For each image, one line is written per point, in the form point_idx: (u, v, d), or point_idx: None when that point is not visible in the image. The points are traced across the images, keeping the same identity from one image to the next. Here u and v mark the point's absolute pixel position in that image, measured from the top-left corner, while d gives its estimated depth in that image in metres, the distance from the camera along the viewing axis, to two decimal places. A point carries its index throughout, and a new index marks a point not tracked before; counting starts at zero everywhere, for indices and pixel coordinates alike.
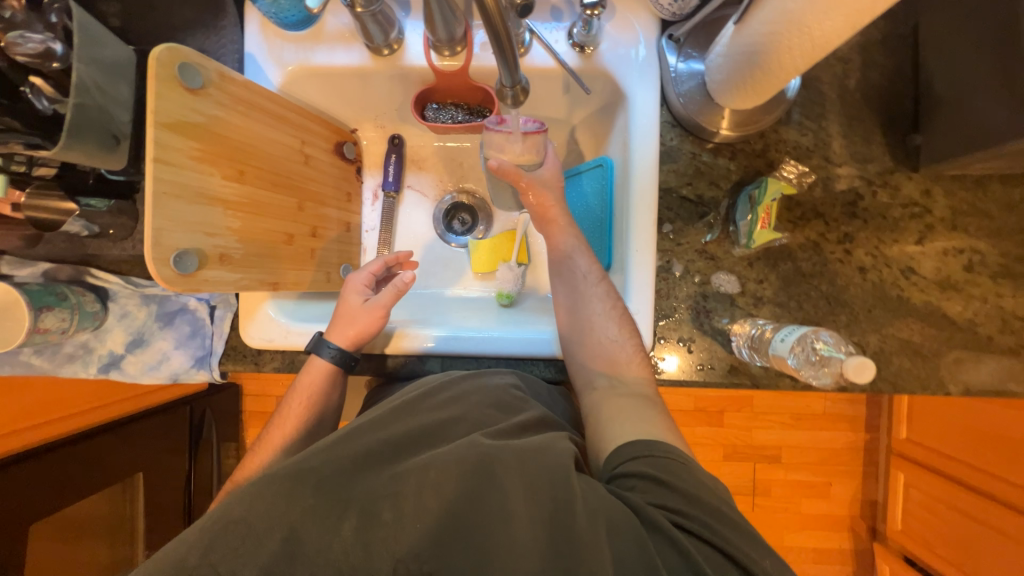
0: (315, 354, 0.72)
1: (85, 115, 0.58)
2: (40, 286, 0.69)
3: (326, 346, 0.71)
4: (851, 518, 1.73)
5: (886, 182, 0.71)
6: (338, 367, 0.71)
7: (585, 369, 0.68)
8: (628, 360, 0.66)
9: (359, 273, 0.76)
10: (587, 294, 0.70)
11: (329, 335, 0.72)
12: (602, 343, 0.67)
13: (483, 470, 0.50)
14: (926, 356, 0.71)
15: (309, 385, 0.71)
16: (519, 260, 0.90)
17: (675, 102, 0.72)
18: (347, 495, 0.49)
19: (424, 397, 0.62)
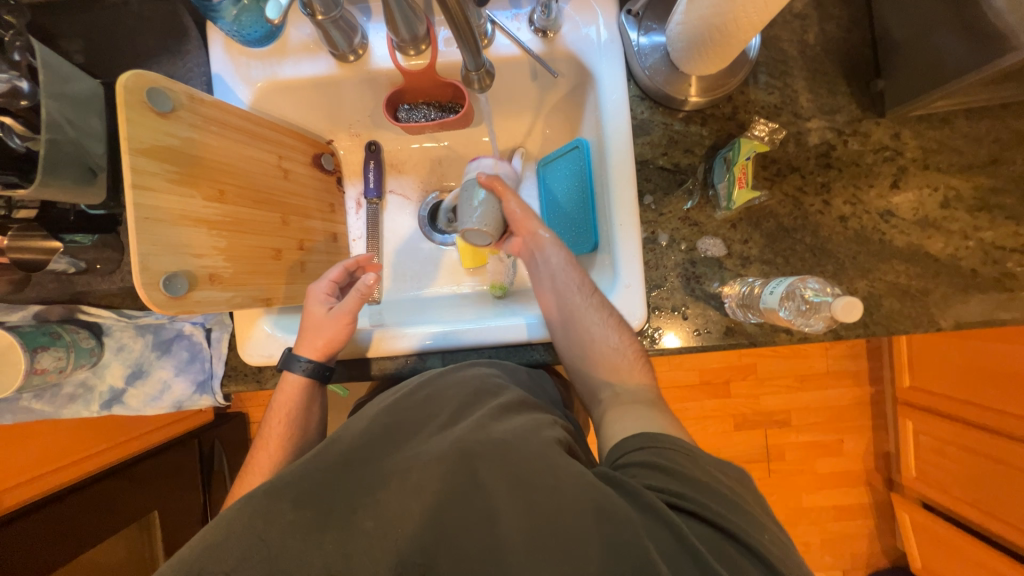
0: (286, 370, 0.72)
1: (60, 151, 0.59)
2: (32, 327, 0.69)
3: (297, 360, 0.71)
4: (867, 472, 1.76)
5: (856, 130, 0.73)
6: (313, 379, 0.72)
7: (592, 380, 0.71)
8: (628, 367, 0.69)
9: (319, 281, 0.75)
10: (583, 310, 0.70)
11: (298, 348, 0.72)
12: (603, 355, 0.69)
13: (463, 468, 0.51)
14: (914, 296, 0.73)
15: (286, 405, 0.72)
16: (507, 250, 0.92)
17: (642, 75, 0.73)
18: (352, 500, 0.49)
19: (403, 398, 0.64)
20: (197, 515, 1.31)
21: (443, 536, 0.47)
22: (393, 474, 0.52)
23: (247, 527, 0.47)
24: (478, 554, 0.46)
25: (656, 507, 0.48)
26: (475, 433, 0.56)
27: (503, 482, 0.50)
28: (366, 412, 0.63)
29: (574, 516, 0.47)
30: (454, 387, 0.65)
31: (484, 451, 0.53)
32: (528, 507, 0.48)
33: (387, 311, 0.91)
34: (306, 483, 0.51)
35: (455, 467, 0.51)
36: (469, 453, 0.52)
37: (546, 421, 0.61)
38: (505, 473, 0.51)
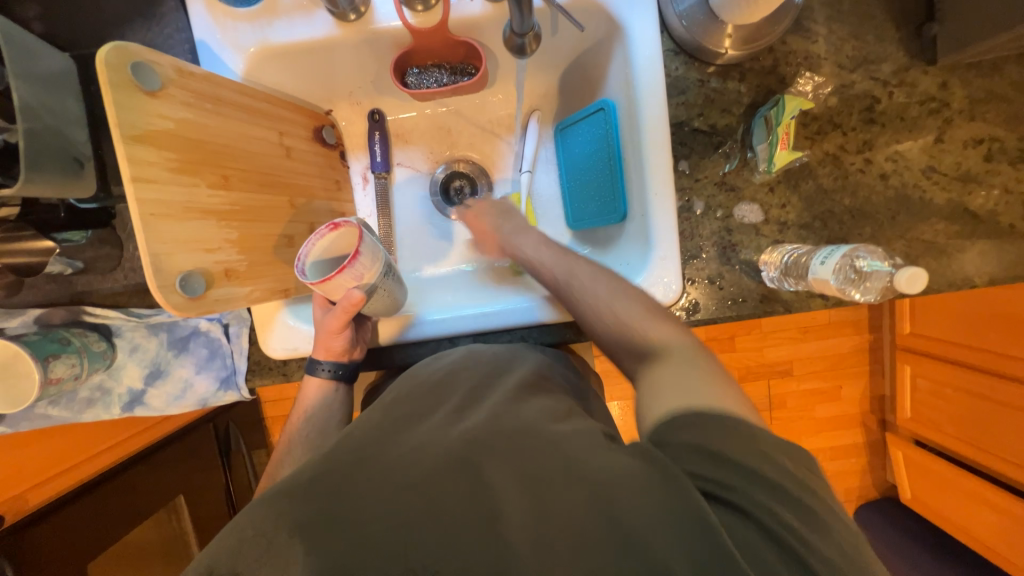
0: (310, 375, 0.71)
1: (41, 141, 0.52)
2: (38, 335, 0.65)
3: (316, 364, 0.70)
4: (863, 415, 1.84)
5: (902, 80, 0.68)
6: (338, 380, 0.70)
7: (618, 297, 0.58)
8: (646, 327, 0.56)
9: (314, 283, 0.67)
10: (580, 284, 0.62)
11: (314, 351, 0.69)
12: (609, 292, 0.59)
13: (469, 461, 0.47)
14: (951, 254, 0.71)
15: (310, 401, 0.70)
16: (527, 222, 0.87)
17: (676, 25, 0.67)
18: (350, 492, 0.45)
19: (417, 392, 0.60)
20: (219, 497, 1.32)
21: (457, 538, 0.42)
22: (405, 471, 0.47)
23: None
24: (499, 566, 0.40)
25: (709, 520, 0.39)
26: (485, 415, 0.53)
27: (516, 480, 0.45)
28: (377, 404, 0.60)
29: (603, 530, 0.41)
30: (471, 373, 0.62)
31: (490, 442, 0.49)
32: (541, 510, 0.43)
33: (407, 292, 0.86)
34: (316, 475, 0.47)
35: (460, 462, 0.47)
36: (475, 444, 0.49)
37: (559, 400, 0.58)
38: (517, 467, 0.46)
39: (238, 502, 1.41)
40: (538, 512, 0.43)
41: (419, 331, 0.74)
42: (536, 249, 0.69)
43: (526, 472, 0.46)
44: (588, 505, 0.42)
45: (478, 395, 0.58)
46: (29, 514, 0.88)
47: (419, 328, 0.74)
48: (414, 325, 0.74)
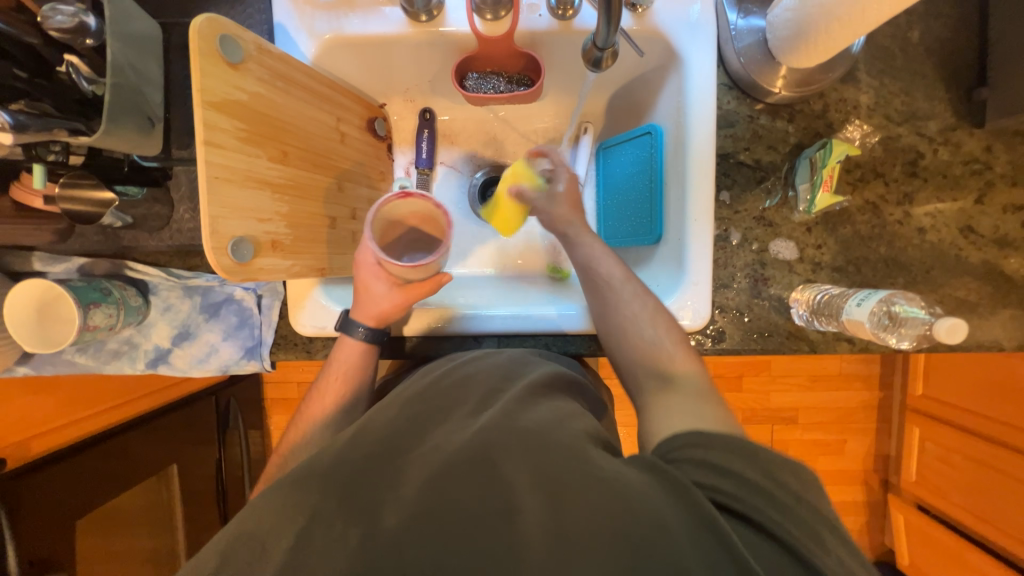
0: (343, 334, 0.69)
1: (123, 97, 0.55)
2: (82, 282, 0.66)
3: (353, 323, 0.68)
4: (865, 473, 1.80)
5: (947, 139, 0.70)
6: (372, 343, 0.69)
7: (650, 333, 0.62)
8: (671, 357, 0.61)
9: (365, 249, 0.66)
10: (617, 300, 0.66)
11: (353, 313, 0.68)
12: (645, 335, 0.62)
13: (483, 459, 0.46)
14: (982, 315, 0.71)
15: (345, 363, 0.68)
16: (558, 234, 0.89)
17: (733, 61, 0.69)
18: (372, 480, 0.46)
19: (435, 385, 0.59)
20: (212, 472, 1.32)
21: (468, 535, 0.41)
22: (421, 467, 0.47)
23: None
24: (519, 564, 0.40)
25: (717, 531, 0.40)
26: (497, 413, 0.51)
27: (528, 481, 0.44)
28: (395, 396, 0.59)
29: (609, 528, 0.40)
30: (486, 374, 0.60)
31: (503, 442, 0.48)
32: (555, 512, 0.42)
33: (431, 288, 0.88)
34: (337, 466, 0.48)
35: (475, 459, 0.46)
36: (487, 443, 0.47)
37: (577, 410, 0.56)
38: (530, 470, 0.45)
39: (230, 479, 1.41)
40: (554, 516, 0.42)
41: (444, 326, 0.75)
42: (594, 252, 0.70)
43: (541, 475, 0.44)
44: (603, 512, 0.41)
45: (493, 398, 0.56)
46: (29, 462, 0.90)
47: (445, 322, 0.75)
48: (446, 322, 0.75)
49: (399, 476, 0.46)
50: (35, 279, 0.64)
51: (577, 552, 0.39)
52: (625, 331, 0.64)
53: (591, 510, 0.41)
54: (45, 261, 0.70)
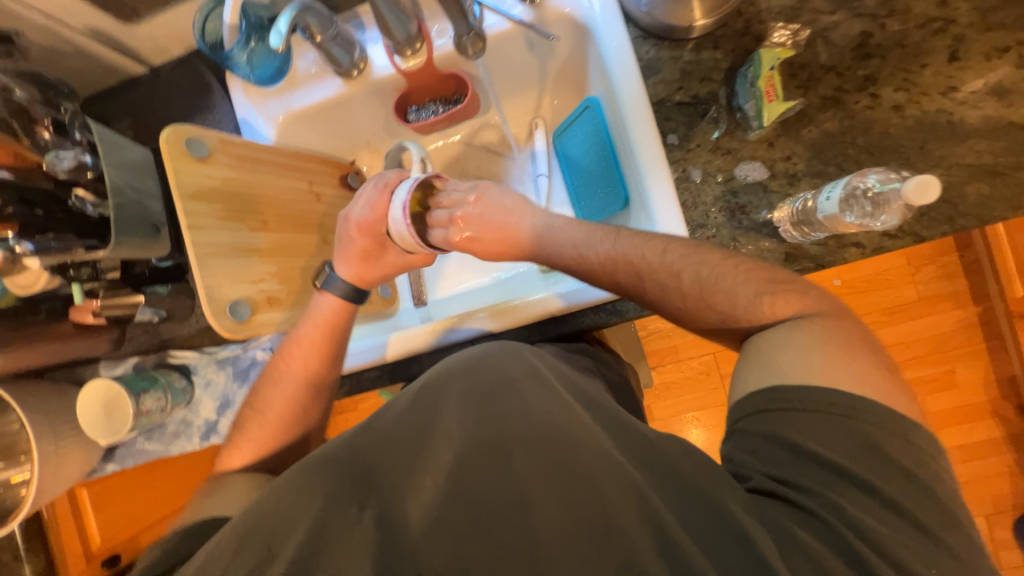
0: (323, 291, 0.71)
1: (126, 211, 0.66)
2: (134, 375, 0.78)
3: (335, 279, 0.70)
4: (992, 403, 1.55)
5: (892, 10, 0.66)
6: (347, 298, 0.71)
7: (698, 309, 0.53)
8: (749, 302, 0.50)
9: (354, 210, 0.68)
10: (659, 278, 0.54)
11: (340, 265, 0.70)
12: (693, 296, 0.53)
13: (501, 453, 0.46)
14: (1006, 175, 0.63)
15: (323, 315, 0.70)
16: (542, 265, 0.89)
17: (639, 15, 0.70)
18: (374, 481, 0.47)
19: (442, 379, 0.54)
20: None
21: (483, 521, 0.43)
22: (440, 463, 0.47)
23: (292, 501, 0.45)
24: (526, 554, 0.41)
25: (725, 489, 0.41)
26: (513, 399, 0.50)
27: (546, 471, 0.45)
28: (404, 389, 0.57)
29: (617, 523, 0.41)
30: (504, 353, 0.55)
31: (526, 438, 0.47)
32: (567, 504, 0.43)
33: (435, 309, 0.94)
34: (350, 460, 0.48)
35: (495, 453, 0.46)
36: (508, 438, 0.47)
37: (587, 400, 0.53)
38: (545, 459, 0.45)
39: None
40: (570, 507, 0.43)
41: (441, 337, 0.79)
42: (571, 233, 0.61)
43: (557, 473, 0.44)
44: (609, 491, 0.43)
45: (512, 380, 0.52)
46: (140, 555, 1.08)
47: (440, 334, 0.79)
48: (444, 330, 0.79)
49: (409, 471, 0.47)
50: (100, 380, 0.76)
51: (582, 529, 0.42)
52: (665, 291, 0.54)
53: (598, 489, 0.43)
54: (110, 366, 0.82)
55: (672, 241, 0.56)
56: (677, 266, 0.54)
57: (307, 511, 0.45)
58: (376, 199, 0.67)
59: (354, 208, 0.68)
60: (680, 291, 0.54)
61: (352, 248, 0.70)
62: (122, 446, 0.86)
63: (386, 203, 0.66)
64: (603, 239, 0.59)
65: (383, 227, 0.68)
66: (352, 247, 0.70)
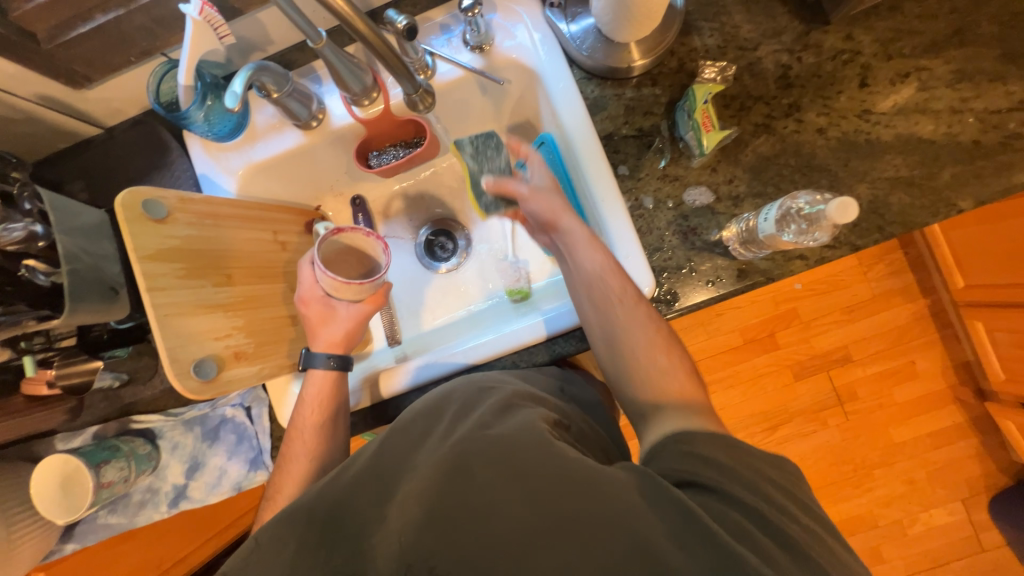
0: (310, 368, 0.71)
1: (81, 277, 0.64)
2: (94, 446, 0.74)
3: (317, 356, 0.71)
4: (951, 388, 1.63)
5: (806, 45, 0.73)
6: (340, 370, 0.72)
7: (625, 364, 0.62)
8: (662, 371, 0.60)
9: (302, 282, 0.71)
10: (625, 320, 0.63)
11: (313, 345, 0.71)
12: (634, 350, 0.62)
13: (461, 470, 0.46)
14: (923, 185, 0.69)
15: (316, 394, 0.71)
16: (512, 294, 0.90)
17: (582, 59, 0.75)
18: (342, 525, 0.48)
19: (409, 420, 0.56)
20: None
21: (454, 537, 0.43)
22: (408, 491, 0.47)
23: (266, 560, 0.46)
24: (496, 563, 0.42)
25: (666, 487, 0.45)
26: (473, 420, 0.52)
27: (507, 477, 0.45)
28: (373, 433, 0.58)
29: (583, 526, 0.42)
30: (466, 391, 0.58)
31: (484, 450, 0.48)
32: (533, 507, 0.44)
33: (409, 347, 0.93)
34: (321, 506, 0.49)
35: (456, 471, 0.46)
36: (467, 455, 0.47)
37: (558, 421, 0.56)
38: (505, 466, 0.46)
39: None
40: (537, 505, 0.44)
41: (416, 377, 0.79)
42: (590, 252, 0.66)
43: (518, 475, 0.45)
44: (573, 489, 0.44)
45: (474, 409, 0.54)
46: None
47: (416, 374, 0.79)
48: (420, 368, 0.79)
49: (381, 504, 0.48)
50: (52, 455, 0.72)
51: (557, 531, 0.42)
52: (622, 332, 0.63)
53: (563, 490, 0.44)
54: (65, 440, 0.78)
55: (646, 304, 0.65)
56: (640, 320, 0.63)
57: (280, 564, 0.46)
58: (306, 272, 0.70)
59: (301, 281, 0.71)
60: (631, 341, 0.62)
61: (312, 318, 0.71)
62: (82, 522, 0.81)
63: (313, 274, 0.69)
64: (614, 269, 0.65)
65: (325, 294, 0.70)
66: (313, 317, 0.71)
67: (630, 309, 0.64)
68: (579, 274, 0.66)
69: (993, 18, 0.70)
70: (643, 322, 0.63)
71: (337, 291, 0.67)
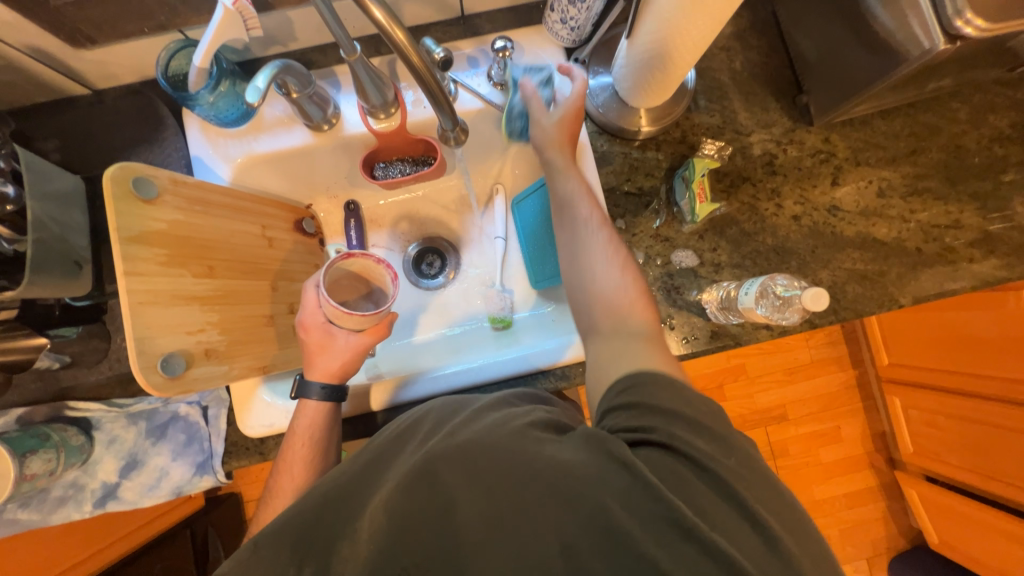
0: (302, 398, 0.69)
1: (45, 249, 0.60)
2: (18, 431, 0.67)
3: (310, 385, 0.69)
4: (868, 454, 1.80)
5: (792, 139, 0.81)
6: (330, 403, 0.70)
7: (588, 314, 0.65)
8: (628, 305, 0.63)
9: (303, 307, 0.70)
10: (595, 249, 0.66)
11: (310, 372, 0.70)
12: (604, 286, 0.64)
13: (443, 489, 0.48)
14: (874, 279, 0.79)
15: (306, 427, 0.68)
16: (496, 322, 0.92)
17: (596, 114, 0.80)
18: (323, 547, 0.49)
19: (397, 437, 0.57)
20: None
21: (422, 539, 0.47)
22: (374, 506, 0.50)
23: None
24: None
25: (648, 479, 0.45)
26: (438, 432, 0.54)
27: (484, 487, 0.47)
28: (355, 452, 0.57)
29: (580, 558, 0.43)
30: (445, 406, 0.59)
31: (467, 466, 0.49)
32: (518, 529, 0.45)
33: (383, 361, 0.91)
34: (286, 526, 0.50)
35: (418, 479, 0.49)
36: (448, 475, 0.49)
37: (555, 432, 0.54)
38: (477, 478, 0.48)
39: None
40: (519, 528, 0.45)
41: (391, 395, 0.78)
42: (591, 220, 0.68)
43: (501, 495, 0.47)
44: (531, 492, 0.46)
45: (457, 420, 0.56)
46: None
47: (391, 392, 0.78)
48: (396, 387, 0.78)
49: (345, 515, 0.50)
50: None
51: (517, 532, 0.45)
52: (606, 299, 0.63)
53: (522, 497, 0.46)
54: None
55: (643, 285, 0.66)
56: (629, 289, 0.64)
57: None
58: (309, 295, 0.69)
59: (302, 306, 0.70)
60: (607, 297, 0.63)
61: (310, 343, 0.70)
62: None
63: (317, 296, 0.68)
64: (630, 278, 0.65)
65: (326, 319, 0.69)
66: (312, 342, 0.70)
67: (601, 239, 0.67)
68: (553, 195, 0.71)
69: (941, 146, 0.82)
70: (618, 262, 0.65)
71: (339, 317, 0.66)
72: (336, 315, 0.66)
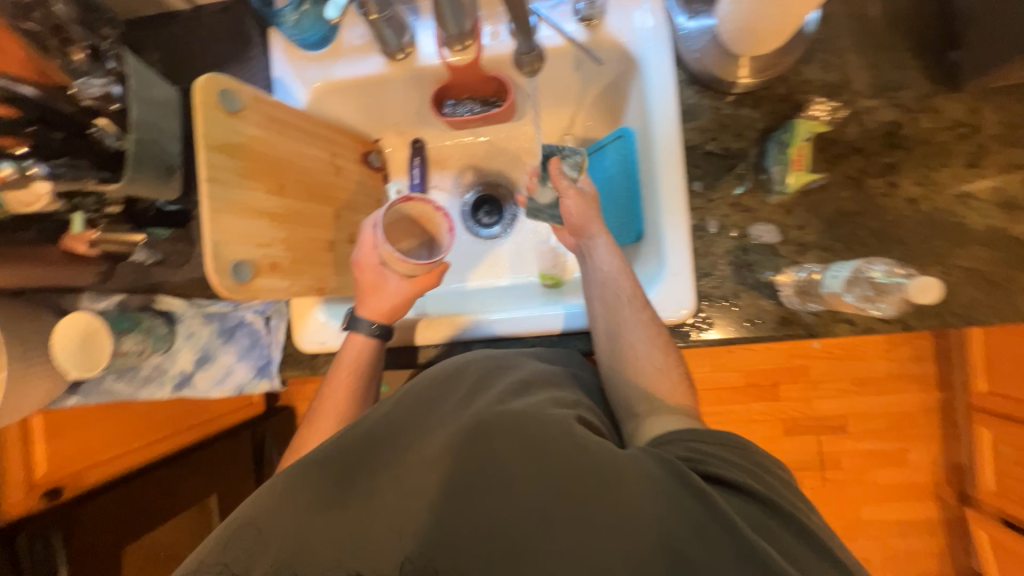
0: (351, 331, 0.73)
1: (143, 149, 0.65)
2: (116, 313, 0.76)
3: (360, 320, 0.72)
4: (935, 485, 1.62)
5: (926, 107, 0.68)
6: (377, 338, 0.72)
7: (624, 394, 0.62)
8: (663, 385, 0.61)
9: (360, 247, 0.72)
10: (629, 318, 0.66)
11: (360, 309, 0.72)
12: (637, 359, 0.63)
13: (479, 437, 0.49)
14: (998, 284, 0.66)
15: (351, 358, 0.72)
16: (546, 279, 0.89)
17: (690, 60, 0.72)
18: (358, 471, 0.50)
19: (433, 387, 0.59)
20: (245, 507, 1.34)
21: (455, 488, 0.46)
22: (413, 451, 0.51)
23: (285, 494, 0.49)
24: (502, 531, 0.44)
25: (693, 483, 0.44)
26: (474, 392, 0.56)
27: (522, 451, 0.47)
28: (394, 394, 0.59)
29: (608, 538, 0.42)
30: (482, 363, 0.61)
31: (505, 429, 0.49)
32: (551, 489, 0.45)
33: (430, 302, 0.93)
34: (333, 450, 0.52)
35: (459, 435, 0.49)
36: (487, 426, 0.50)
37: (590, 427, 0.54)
38: (516, 441, 0.48)
39: None
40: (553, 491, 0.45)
41: (434, 334, 0.79)
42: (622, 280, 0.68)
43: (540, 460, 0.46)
44: (567, 473, 0.45)
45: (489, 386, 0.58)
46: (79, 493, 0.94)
47: (434, 330, 0.79)
48: (440, 326, 0.80)
49: (388, 449, 0.52)
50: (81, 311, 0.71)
51: (552, 500, 0.44)
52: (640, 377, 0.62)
53: (558, 476, 0.45)
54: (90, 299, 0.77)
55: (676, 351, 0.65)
56: (666, 367, 0.63)
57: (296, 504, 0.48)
58: (367, 236, 0.71)
59: (361, 245, 0.72)
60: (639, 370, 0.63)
61: (365, 281, 0.72)
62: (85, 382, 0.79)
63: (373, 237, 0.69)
64: (665, 352, 0.64)
65: (380, 261, 0.71)
66: (366, 282, 0.72)
67: (638, 311, 0.66)
68: (592, 273, 0.71)
69: None
70: (650, 328, 0.65)
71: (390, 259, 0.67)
72: (388, 257, 0.67)
